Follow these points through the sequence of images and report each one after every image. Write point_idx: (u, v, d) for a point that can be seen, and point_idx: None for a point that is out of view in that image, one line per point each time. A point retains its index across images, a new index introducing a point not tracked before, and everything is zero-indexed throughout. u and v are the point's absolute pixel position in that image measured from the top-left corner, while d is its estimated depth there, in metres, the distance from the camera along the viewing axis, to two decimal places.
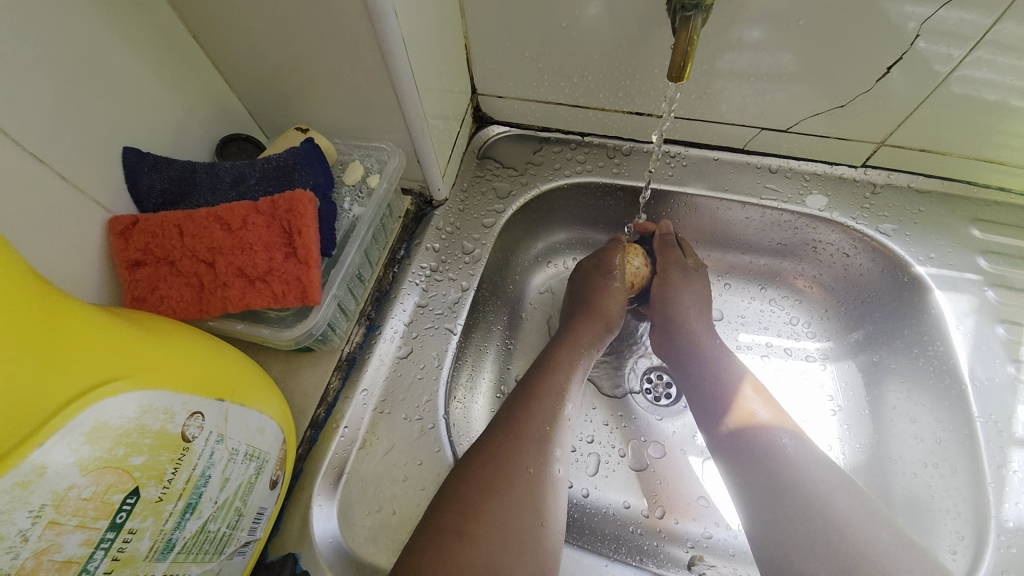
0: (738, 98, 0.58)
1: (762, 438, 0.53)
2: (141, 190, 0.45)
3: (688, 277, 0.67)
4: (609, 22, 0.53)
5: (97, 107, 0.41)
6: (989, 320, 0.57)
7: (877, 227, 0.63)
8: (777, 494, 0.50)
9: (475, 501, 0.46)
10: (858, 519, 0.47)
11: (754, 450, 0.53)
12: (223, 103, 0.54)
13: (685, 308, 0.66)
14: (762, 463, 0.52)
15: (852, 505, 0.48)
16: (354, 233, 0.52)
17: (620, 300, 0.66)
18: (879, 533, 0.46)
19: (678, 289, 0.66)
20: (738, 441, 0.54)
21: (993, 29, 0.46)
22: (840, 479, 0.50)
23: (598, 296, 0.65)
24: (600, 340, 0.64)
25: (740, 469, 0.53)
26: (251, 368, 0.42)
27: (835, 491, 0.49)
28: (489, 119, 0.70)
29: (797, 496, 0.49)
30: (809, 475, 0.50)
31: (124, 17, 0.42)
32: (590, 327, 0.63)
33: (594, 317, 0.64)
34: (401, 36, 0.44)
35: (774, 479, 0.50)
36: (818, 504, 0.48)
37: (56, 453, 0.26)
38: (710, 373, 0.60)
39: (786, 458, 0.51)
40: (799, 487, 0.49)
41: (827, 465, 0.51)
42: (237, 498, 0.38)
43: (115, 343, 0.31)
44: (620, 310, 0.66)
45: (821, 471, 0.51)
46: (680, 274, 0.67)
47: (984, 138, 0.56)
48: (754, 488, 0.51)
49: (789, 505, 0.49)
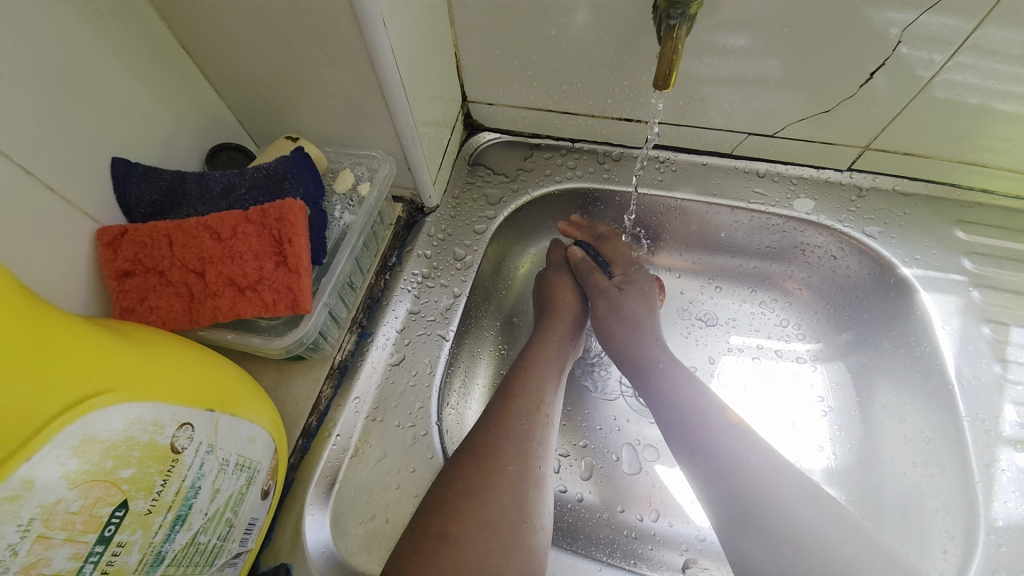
0: (725, 103, 0.59)
1: (723, 453, 0.53)
2: (130, 200, 0.44)
3: (611, 307, 0.67)
4: (596, 29, 0.54)
5: (86, 117, 0.41)
6: (974, 321, 0.58)
7: (864, 229, 0.64)
8: (744, 509, 0.49)
9: (456, 501, 0.46)
10: (835, 530, 0.48)
11: (715, 465, 0.52)
12: (213, 113, 0.54)
13: (619, 330, 0.66)
14: (731, 476, 0.51)
15: (819, 521, 0.48)
16: (345, 241, 0.52)
17: (573, 292, 0.69)
18: (841, 546, 0.46)
19: (604, 317, 0.67)
20: (701, 454, 0.53)
21: (973, 34, 0.47)
22: (803, 497, 0.50)
23: (556, 292, 0.68)
24: (570, 334, 0.65)
25: (707, 482, 0.52)
26: (241, 378, 0.42)
27: (802, 507, 0.49)
28: (479, 126, 0.70)
29: (762, 512, 0.49)
30: (772, 494, 0.49)
31: (112, 28, 0.42)
32: (560, 321, 0.65)
33: (555, 313, 0.66)
34: (390, 45, 0.44)
35: (739, 495, 0.50)
36: (784, 522, 0.48)
37: (44, 467, 0.26)
38: (673, 384, 0.59)
39: (751, 472, 0.51)
40: (763, 503, 0.49)
41: (786, 484, 0.51)
42: (227, 509, 0.37)
43: (103, 355, 0.31)
44: (576, 300, 0.68)
45: (787, 488, 0.50)
46: (605, 304, 0.67)
47: (968, 141, 0.57)
48: (721, 503, 0.51)
49: (756, 519, 0.49)
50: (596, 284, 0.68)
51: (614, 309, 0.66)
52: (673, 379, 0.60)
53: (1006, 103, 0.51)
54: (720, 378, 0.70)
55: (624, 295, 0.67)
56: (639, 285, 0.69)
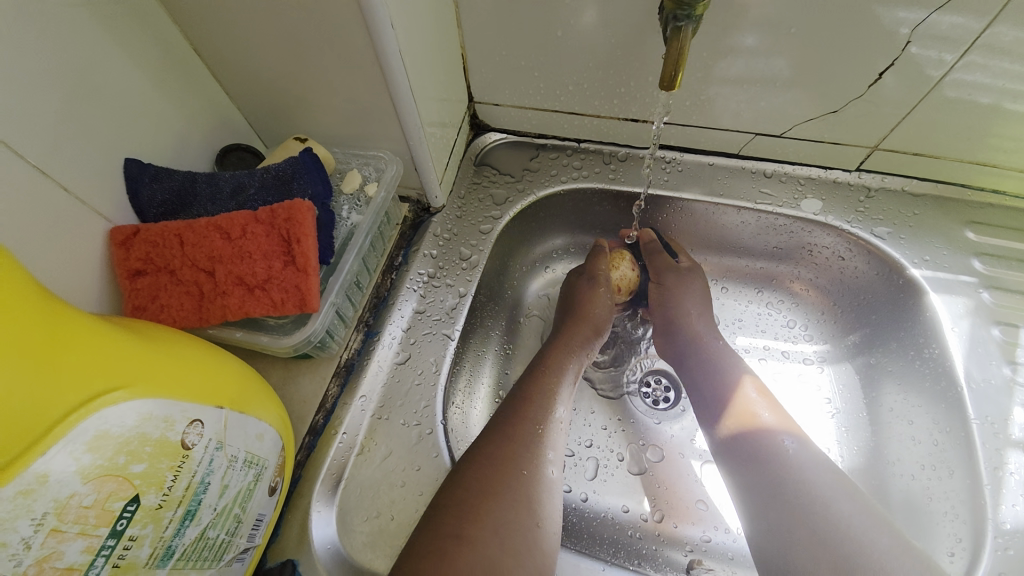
0: (732, 104, 0.59)
1: (765, 437, 0.54)
2: (142, 200, 0.45)
3: (680, 280, 0.67)
4: (603, 30, 0.54)
5: (99, 118, 0.42)
6: (984, 322, 0.58)
7: (872, 230, 0.63)
8: (773, 496, 0.50)
9: (474, 502, 0.46)
10: (862, 516, 0.48)
11: (752, 451, 0.53)
12: (223, 114, 0.54)
13: (685, 307, 0.66)
14: (766, 464, 0.52)
15: (853, 505, 0.49)
16: (352, 241, 0.52)
17: (607, 307, 0.66)
18: (879, 537, 0.46)
19: (671, 290, 0.66)
20: (739, 442, 0.55)
21: (984, 33, 0.46)
22: (842, 481, 0.51)
23: (584, 303, 0.66)
24: (588, 345, 0.64)
25: (744, 471, 0.53)
26: (250, 376, 0.43)
27: (839, 493, 0.49)
28: (485, 126, 0.71)
29: (798, 495, 0.49)
30: (811, 475, 0.50)
31: (125, 30, 0.43)
32: (579, 331, 0.64)
33: (581, 324, 0.65)
34: (397, 47, 0.45)
35: (773, 481, 0.51)
36: (818, 504, 0.48)
37: (58, 462, 0.27)
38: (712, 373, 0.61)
39: (786, 461, 0.52)
40: (798, 485, 0.50)
41: (827, 466, 0.52)
42: (236, 504, 0.38)
43: (117, 353, 0.32)
44: (608, 315, 0.66)
45: (827, 473, 0.51)
46: (674, 278, 0.67)
47: (978, 141, 0.56)
48: (756, 488, 0.51)
49: (792, 503, 0.49)
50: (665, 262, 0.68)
51: (681, 284, 0.67)
52: None
53: (1017, 103, 0.51)
54: None
55: (693, 274, 0.68)
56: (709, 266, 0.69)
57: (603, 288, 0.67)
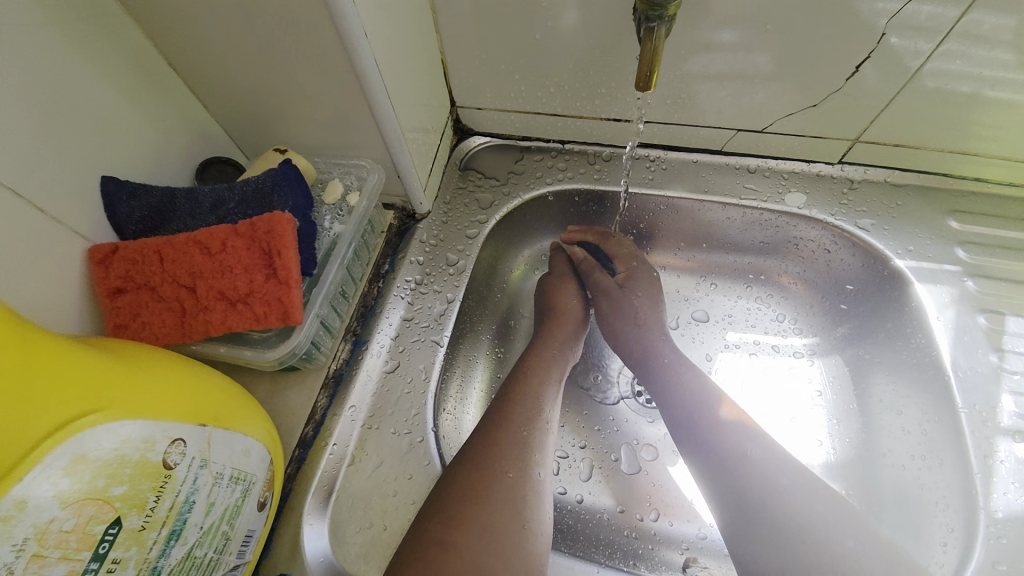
0: (714, 100, 0.59)
1: (725, 447, 0.53)
2: (120, 217, 0.45)
3: (613, 303, 0.67)
4: (582, 31, 0.54)
5: (75, 137, 0.42)
6: (969, 310, 0.58)
7: (857, 222, 0.63)
8: (749, 498, 0.49)
9: (459, 508, 0.46)
10: (828, 522, 0.47)
11: (721, 457, 0.53)
12: (202, 128, 0.54)
13: (623, 329, 0.66)
14: (733, 471, 0.51)
15: (817, 511, 0.48)
16: (335, 251, 0.52)
17: (576, 299, 0.68)
18: (844, 539, 0.46)
19: (608, 318, 0.67)
20: (706, 448, 0.54)
21: (961, 22, 0.46)
22: (804, 487, 0.50)
23: (557, 297, 0.67)
24: (573, 339, 0.65)
25: (712, 475, 0.52)
26: (235, 392, 0.42)
27: (805, 499, 0.49)
28: (469, 131, 0.71)
29: (767, 500, 0.49)
30: (774, 485, 0.50)
31: (98, 47, 0.43)
32: (561, 325, 0.65)
33: (561, 319, 0.66)
34: (374, 55, 0.44)
35: (745, 486, 0.50)
36: (779, 514, 0.48)
37: (36, 487, 0.27)
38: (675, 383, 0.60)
39: (756, 466, 0.51)
40: (767, 493, 0.49)
41: (789, 475, 0.51)
42: (223, 522, 0.38)
43: (94, 375, 0.31)
44: (580, 305, 0.68)
45: (790, 479, 0.50)
46: (607, 302, 0.68)
47: (959, 130, 0.56)
48: (726, 496, 0.51)
49: (765, 507, 0.49)
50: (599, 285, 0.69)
51: (616, 306, 0.67)
52: (669, 379, 0.60)
53: (997, 90, 0.51)
54: (718, 375, 0.70)
55: (626, 292, 0.67)
56: (643, 281, 0.68)
57: (570, 284, 0.69)
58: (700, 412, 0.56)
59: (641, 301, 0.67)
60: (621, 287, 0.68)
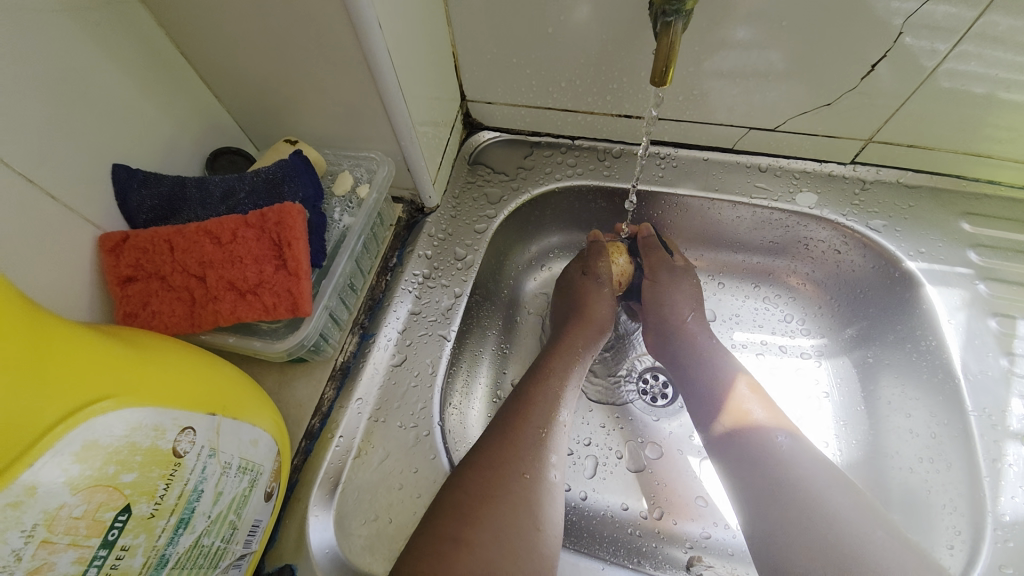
0: (726, 98, 0.59)
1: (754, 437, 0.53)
2: (131, 206, 0.45)
3: (676, 279, 0.67)
4: (595, 26, 0.54)
5: (86, 124, 0.42)
6: (981, 314, 0.58)
7: (868, 223, 0.63)
8: (764, 495, 0.50)
9: (472, 505, 0.46)
10: (850, 512, 0.48)
11: (741, 451, 0.53)
12: (213, 118, 0.54)
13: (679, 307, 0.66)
14: (756, 465, 0.52)
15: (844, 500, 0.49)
16: (344, 243, 0.52)
17: (609, 304, 0.66)
18: (873, 530, 0.46)
19: (666, 288, 0.66)
20: (730, 442, 0.54)
21: (978, 22, 0.46)
22: (835, 479, 0.50)
23: (589, 302, 0.65)
24: (593, 344, 0.64)
25: (736, 469, 0.53)
26: (244, 382, 0.43)
27: (833, 489, 0.49)
28: (479, 125, 0.70)
29: (789, 492, 0.49)
30: (800, 472, 0.50)
31: (110, 34, 0.43)
32: (584, 331, 0.64)
33: (585, 324, 0.64)
34: (386, 46, 0.44)
35: (766, 480, 0.50)
36: (811, 502, 0.48)
37: (47, 473, 0.27)
38: (708, 371, 0.61)
39: (764, 467, 0.51)
40: (788, 484, 0.50)
41: (815, 461, 0.52)
42: (231, 511, 0.38)
43: (104, 362, 0.31)
44: (609, 312, 0.66)
45: (817, 467, 0.51)
46: (668, 277, 0.67)
47: (974, 131, 0.56)
48: (746, 488, 0.51)
49: (785, 500, 0.49)
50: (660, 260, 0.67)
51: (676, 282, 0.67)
52: None
53: (1012, 93, 0.51)
54: None
55: (688, 273, 0.68)
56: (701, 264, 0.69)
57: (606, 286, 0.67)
58: (725, 408, 0.57)
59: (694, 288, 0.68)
60: (684, 268, 0.68)
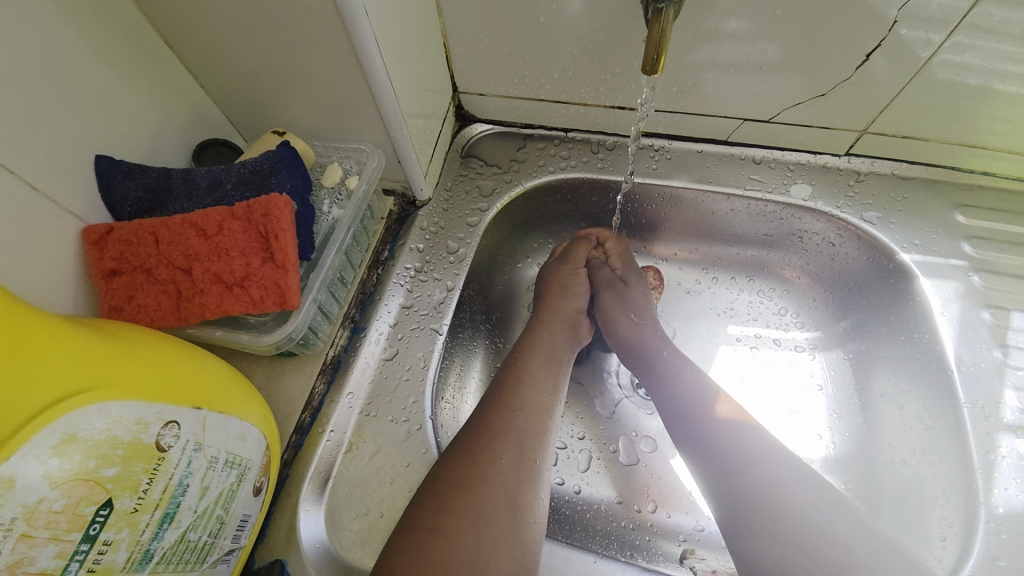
0: (719, 89, 0.58)
1: (723, 439, 0.53)
2: (115, 198, 0.44)
3: (620, 298, 0.67)
4: (587, 17, 0.53)
5: (69, 115, 0.41)
6: (974, 305, 0.57)
7: (862, 215, 0.63)
8: (749, 491, 0.49)
9: (450, 495, 0.46)
10: (815, 508, 0.47)
11: (721, 448, 0.52)
12: (199, 108, 0.53)
13: (622, 323, 0.66)
14: (735, 471, 0.50)
15: (809, 497, 0.48)
16: (333, 236, 0.51)
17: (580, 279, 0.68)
18: (836, 524, 0.46)
19: (609, 309, 0.67)
20: (705, 440, 0.54)
21: (971, 13, 0.45)
22: (802, 475, 0.50)
23: (555, 275, 0.68)
24: (569, 320, 0.65)
25: (714, 473, 0.51)
26: (231, 376, 0.42)
27: (801, 482, 0.49)
28: (471, 118, 0.70)
29: (765, 494, 0.48)
30: (770, 469, 0.50)
31: (92, 23, 0.42)
32: (553, 306, 0.65)
33: (560, 300, 0.66)
34: (373, 35, 0.43)
35: (744, 482, 0.49)
36: (775, 495, 0.48)
37: (25, 467, 0.26)
38: (677, 368, 0.61)
39: (753, 456, 0.51)
40: (766, 486, 0.49)
41: (784, 462, 0.51)
42: (218, 505, 0.37)
43: (84, 354, 0.31)
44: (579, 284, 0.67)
45: (787, 466, 0.51)
46: (613, 296, 0.67)
47: (969, 123, 0.55)
48: (719, 492, 0.51)
49: (759, 503, 0.48)
50: (603, 276, 0.68)
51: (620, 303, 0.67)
52: (671, 371, 0.60)
53: (1007, 84, 0.50)
54: (717, 366, 0.70)
55: (630, 287, 0.68)
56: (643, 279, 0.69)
57: (571, 264, 0.68)
58: (706, 402, 0.56)
59: (641, 302, 0.67)
60: (624, 282, 0.68)
